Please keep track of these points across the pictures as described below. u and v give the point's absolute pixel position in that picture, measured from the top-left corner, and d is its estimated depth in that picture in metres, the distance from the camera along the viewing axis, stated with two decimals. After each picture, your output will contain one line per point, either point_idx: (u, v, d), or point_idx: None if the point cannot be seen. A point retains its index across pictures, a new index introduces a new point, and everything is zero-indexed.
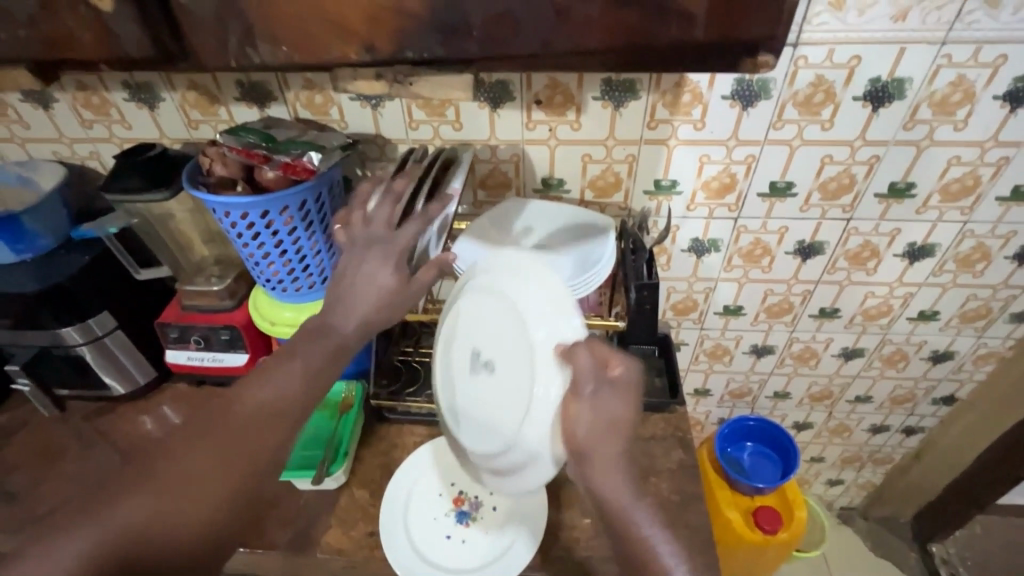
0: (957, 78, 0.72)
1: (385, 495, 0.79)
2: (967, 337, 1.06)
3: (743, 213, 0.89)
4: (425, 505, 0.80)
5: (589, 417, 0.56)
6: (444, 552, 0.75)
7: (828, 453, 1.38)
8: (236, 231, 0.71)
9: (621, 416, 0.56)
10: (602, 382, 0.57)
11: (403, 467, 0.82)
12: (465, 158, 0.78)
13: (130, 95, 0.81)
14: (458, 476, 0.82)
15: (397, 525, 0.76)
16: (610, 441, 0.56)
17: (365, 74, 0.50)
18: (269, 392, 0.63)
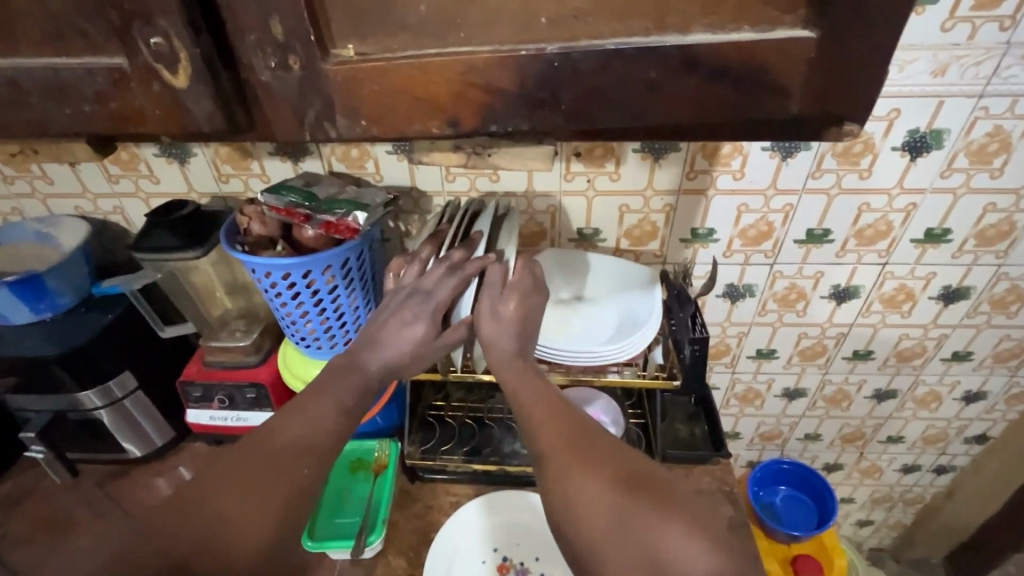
0: (994, 129, 0.73)
1: (427, 566, 0.74)
2: (999, 377, 1.05)
3: (779, 259, 0.88)
4: (467, 574, 0.76)
5: (504, 320, 0.64)
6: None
7: (858, 494, 1.35)
8: (276, 291, 0.69)
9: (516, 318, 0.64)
10: (506, 291, 0.65)
11: (443, 533, 0.77)
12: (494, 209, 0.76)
13: (160, 151, 0.80)
14: (500, 540, 0.78)
15: None
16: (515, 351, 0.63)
17: (443, 146, 0.70)
18: (304, 427, 0.58)
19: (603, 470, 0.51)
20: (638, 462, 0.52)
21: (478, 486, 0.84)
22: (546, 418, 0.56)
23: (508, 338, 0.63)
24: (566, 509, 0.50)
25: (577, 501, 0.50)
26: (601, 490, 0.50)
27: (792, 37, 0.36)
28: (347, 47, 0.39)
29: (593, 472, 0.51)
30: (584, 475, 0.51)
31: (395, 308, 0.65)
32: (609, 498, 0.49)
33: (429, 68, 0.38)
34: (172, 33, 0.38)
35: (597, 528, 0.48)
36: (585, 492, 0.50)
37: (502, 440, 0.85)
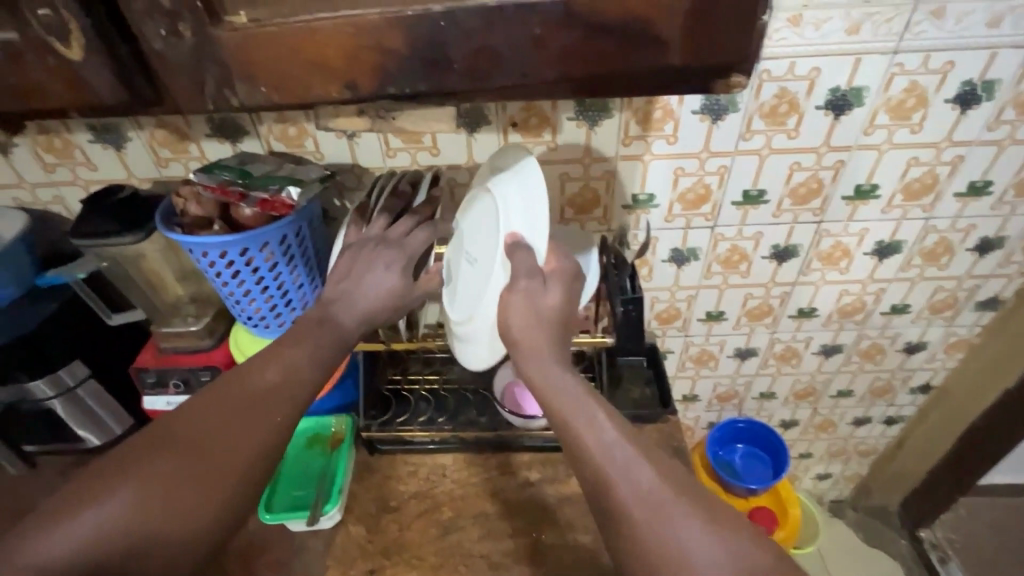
0: (910, 84, 0.76)
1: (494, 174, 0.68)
2: (937, 327, 1.10)
3: (720, 221, 0.91)
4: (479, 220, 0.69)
5: (549, 315, 0.60)
6: (531, 258, 0.61)
7: (816, 449, 1.40)
8: (215, 269, 0.70)
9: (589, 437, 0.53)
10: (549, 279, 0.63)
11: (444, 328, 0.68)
12: (430, 179, 0.75)
13: (95, 137, 0.79)
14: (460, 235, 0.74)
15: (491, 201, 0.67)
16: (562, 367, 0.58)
17: (345, 110, 0.64)
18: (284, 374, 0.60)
19: (710, 546, 0.47)
20: (741, 523, 0.50)
21: (435, 454, 0.87)
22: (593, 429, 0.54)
23: (552, 351, 0.59)
24: (648, 526, 0.49)
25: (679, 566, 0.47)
26: (681, 477, 0.52)
27: None
28: (238, 14, 0.40)
29: (697, 541, 0.48)
30: (634, 472, 0.51)
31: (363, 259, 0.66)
32: (664, 524, 0.48)
33: (318, 31, 0.40)
34: (59, 4, 0.40)
35: (668, 529, 0.48)
36: (688, 560, 0.47)
37: (457, 411, 0.88)
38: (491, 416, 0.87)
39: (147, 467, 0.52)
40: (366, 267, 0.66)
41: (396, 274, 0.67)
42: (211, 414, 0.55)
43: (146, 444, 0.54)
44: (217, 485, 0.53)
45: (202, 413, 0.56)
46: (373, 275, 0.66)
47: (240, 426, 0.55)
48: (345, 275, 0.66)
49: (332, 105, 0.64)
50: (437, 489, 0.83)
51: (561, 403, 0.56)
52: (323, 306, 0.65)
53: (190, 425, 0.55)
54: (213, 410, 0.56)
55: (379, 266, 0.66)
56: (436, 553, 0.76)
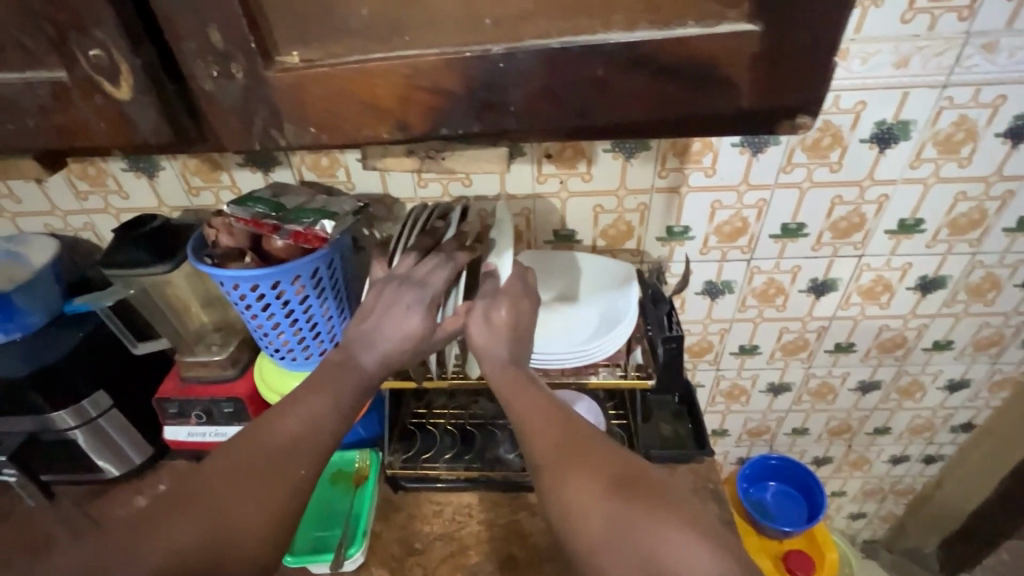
0: (959, 118, 0.73)
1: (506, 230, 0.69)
2: (981, 365, 1.05)
3: (756, 254, 0.88)
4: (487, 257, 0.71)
5: (500, 328, 0.63)
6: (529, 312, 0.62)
7: (850, 487, 1.34)
8: (245, 302, 0.68)
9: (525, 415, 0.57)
10: (500, 295, 0.65)
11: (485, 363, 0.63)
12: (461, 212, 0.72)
13: (128, 165, 0.79)
14: None
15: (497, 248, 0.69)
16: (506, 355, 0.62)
17: (395, 151, 0.63)
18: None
19: (596, 476, 0.50)
20: (636, 463, 0.52)
21: (461, 494, 0.83)
22: (511, 388, 0.60)
23: (502, 343, 0.62)
24: (546, 463, 0.52)
25: (568, 495, 0.50)
26: (583, 425, 0.55)
27: (739, 31, 0.38)
28: (291, 53, 0.41)
29: (584, 471, 0.51)
30: (540, 420, 0.56)
31: (387, 297, 0.63)
32: (559, 460, 0.52)
33: (373, 72, 0.40)
34: (111, 44, 0.40)
35: (560, 463, 0.52)
36: (574, 488, 0.50)
37: (485, 447, 0.85)
38: (520, 453, 0.84)
39: (161, 537, 0.47)
40: (384, 305, 0.63)
41: (419, 316, 0.62)
42: (227, 478, 0.52)
43: (170, 504, 0.50)
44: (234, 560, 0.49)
45: (218, 475, 0.52)
46: (397, 315, 0.62)
47: (258, 490, 0.52)
48: (370, 314, 0.64)
49: (382, 148, 0.63)
50: (463, 531, 0.79)
51: (488, 371, 0.62)
52: (346, 348, 0.63)
53: (208, 490, 0.51)
54: (230, 473, 0.52)
55: (407, 304, 0.63)
56: None
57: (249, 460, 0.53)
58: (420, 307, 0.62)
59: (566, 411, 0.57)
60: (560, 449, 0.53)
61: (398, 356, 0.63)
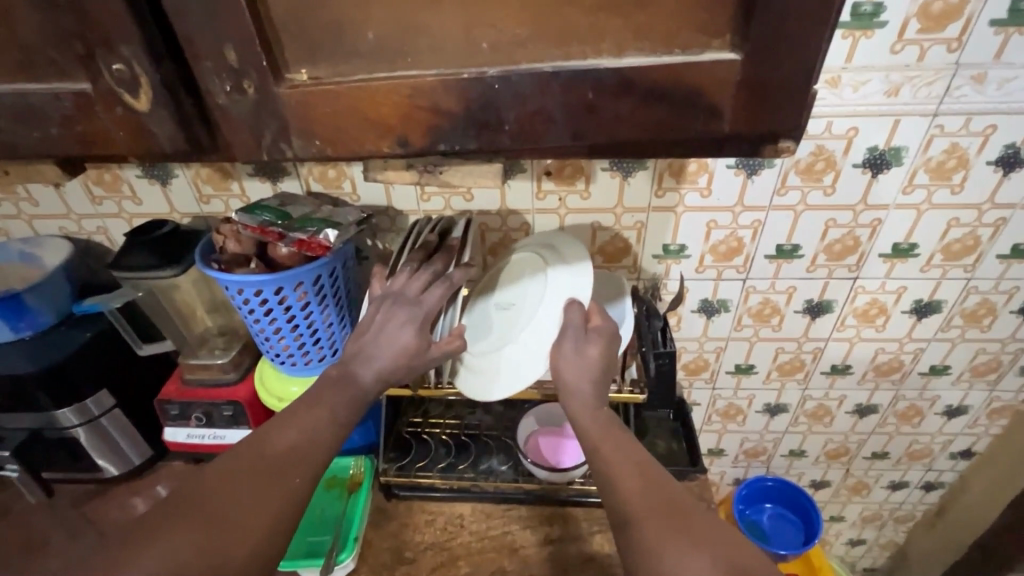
0: (950, 145, 0.75)
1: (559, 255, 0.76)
2: (979, 391, 1.05)
3: (752, 274, 0.89)
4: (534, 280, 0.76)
5: (591, 365, 0.63)
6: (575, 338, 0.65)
7: (848, 512, 1.33)
8: (248, 307, 0.70)
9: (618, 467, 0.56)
10: (591, 334, 0.66)
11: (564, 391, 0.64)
12: (463, 225, 0.75)
13: (143, 172, 0.82)
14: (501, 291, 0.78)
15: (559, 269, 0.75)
16: (597, 402, 0.62)
17: (396, 164, 0.65)
18: (299, 436, 0.59)
19: (708, 557, 0.48)
20: (747, 548, 0.49)
21: (454, 504, 0.84)
22: (606, 441, 0.59)
23: (591, 385, 0.63)
24: (644, 524, 0.51)
25: (677, 571, 0.47)
26: (683, 496, 0.53)
27: (721, 60, 0.41)
28: (300, 72, 0.43)
29: (690, 539, 0.49)
30: (637, 479, 0.55)
31: (385, 318, 0.65)
32: (661, 524, 0.50)
33: (376, 90, 0.43)
34: (132, 59, 0.42)
35: (665, 532, 0.50)
36: (680, 557, 0.48)
37: (478, 457, 0.86)
38: (512, 465, 0.85)
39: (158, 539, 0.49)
40: (384, 322, 0.65)
41: (412, 333, 0.64)
42: (227, 488, 0.53)
43: (169, 509, 0.51)
44: (227, 565, 0.49)
45: (220, 483, 0.53)
46: (392, 332, 0.65)
47: (258, 496, 0.53)
48: (371, 334, 0.66)
49: (383, 161, 0.65)
50: (454, 541, 0.80)
51: (578, 410, 0.63)
52: (344, 364, 0.65)
53: (206, 490, 0.53)
54: (232, 481, 0.54)
55: (404, 315, 0.65)
56: None
57: (250, 469, 0.55)
58: (412, 324, 0.65)
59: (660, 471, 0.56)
60: (663, 510, 0.51)
61: (394, 364, 0.64)
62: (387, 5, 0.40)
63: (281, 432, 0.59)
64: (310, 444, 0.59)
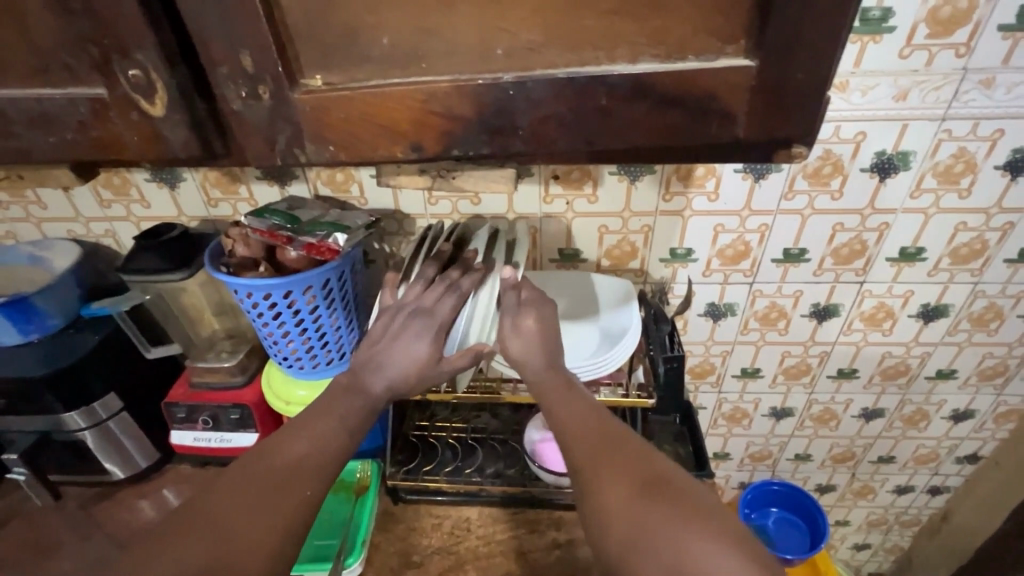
0: (958, 150, 0.75)
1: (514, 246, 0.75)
2: (986, 395, 1.05)
3: (759, 278, 0.89)
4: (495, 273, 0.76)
5: (533, 337, 0.64)
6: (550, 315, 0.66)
7: (854, 516, 1.32)
8: (257, 310, 0.70)
9: (560, 418, 0.59)
10: (524, 305, 0.66)
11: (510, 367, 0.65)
12: (481, 235, 0.75)
13: (151, 176, 0.82)
14: None
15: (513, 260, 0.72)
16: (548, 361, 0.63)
17: (409, 169, 0.66)
18: (309, 440, 0.59)
19: (629, 481, 0.51)
20: (662, 463, 0.53)
21: (460, 508, 0.84)
22: (546, 394, 0.62)
23: (540, 353, 0.63)
24: (580, 465, 0.54)
25: (601, 497, 0.51)
26: (618, 434, 0.56)
27: (735, 65, 0.41)
28: (314, 77, 0.43)
29: (618, 472, 0.52)
30: (574, 424, 0.58)
31: (397, 332, 0.65)
32: (591, 464, 0.53)
33: (390, 95, 0.43)
34: (148, 64, 0.43)
35: (589, 464, 0.54)
36: (610, 491, 0.51)
37: (485, 461, 0.86)
38: (519, 468, 0.85)
39: (174, 551, 0.48)
40: (396, 335, 0.65)
41: (426, 344, 0.64)
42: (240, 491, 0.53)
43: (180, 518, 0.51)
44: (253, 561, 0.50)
45: (231, 490, 0.53)
46: (406, 343, 0.64)
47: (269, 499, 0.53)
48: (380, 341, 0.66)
49: (397, 166, 0.66)
50: (461, 545, 0.79)
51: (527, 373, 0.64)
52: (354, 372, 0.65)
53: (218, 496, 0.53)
54: (244, 484, 0.54)
55: (412, 335, 0.64)
56: None
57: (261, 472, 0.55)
58: (427, 335, 0.64)
59: (598, 412, 0.59)
60: (596, 450, 0.54)
61: (405, 374, 0.64)
62: (402, 11, 0.40)
63: (291, 436, 0.59)
64: (320, 448, 0.59)
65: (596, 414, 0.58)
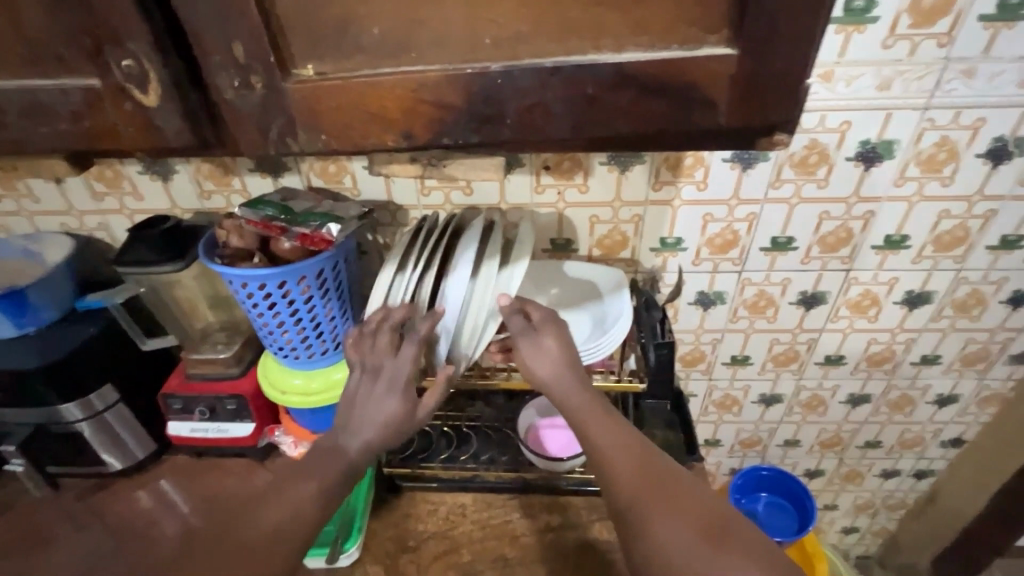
0: (940, 139, 0.77)
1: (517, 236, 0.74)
2: (969, 380, 1.07)
3: (747, 266, 0.91)
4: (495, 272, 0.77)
5: (555, 359, 0.66)
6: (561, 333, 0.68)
7: (842, 500, 1.35)
8: (252, 300, 0.71)
9: (602, 447, 0.61)
10: (540, 327, 0.67)
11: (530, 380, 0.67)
12: (478, 225, 0.73)
13: (143, 168, 0.83)
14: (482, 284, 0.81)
15: (517, 254, 0.71)
16: (582, 389, 0.65)
17: (400, 158, 0.66)
18: None
19: (684, 523, 0.53)
20: (712, 501, 0.56)
21: (455, 494, 0.85)
22: (585, 421, 0.63)
23: (570, 374, 0.65)
24: (631, 501, 0.56)
25: (660, 541, 0.53)
26: (665, 468, 0.58)
27: (717, 55, 0.42)
28: (306, 67, 0.44)
29: (672, 513, 0.54)
30: (621, 458, 0.59)
31: (375, 380, 0.66)
32: (643, 502, 0.56)
33: (381, 85, 0.44)
34: (142, 56, 0.43)
35: (647, 502, 0.56)
36: (666, 532, 0.53)
37: (479, 448, 0.88)
38: (513, 455, 0.87)
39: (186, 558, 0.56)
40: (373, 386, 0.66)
41: (396, 400, 0.65)
42: None
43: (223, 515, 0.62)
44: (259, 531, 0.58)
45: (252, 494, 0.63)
46: (378, 401, 0.66)
47: None
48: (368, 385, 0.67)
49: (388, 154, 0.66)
50: (456, 531, 0.81)
51: (562, 396, 0.65)
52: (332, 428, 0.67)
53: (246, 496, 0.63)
54: None
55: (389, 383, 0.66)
56: None
57: None
58: (395, 390, 0.66)
59: (640, 444, 0.61)
60: (647, 488, 0.56)
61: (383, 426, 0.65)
62: (391, 3, 0.41)
63: None
64: None
65: (640, 447, 0.60)
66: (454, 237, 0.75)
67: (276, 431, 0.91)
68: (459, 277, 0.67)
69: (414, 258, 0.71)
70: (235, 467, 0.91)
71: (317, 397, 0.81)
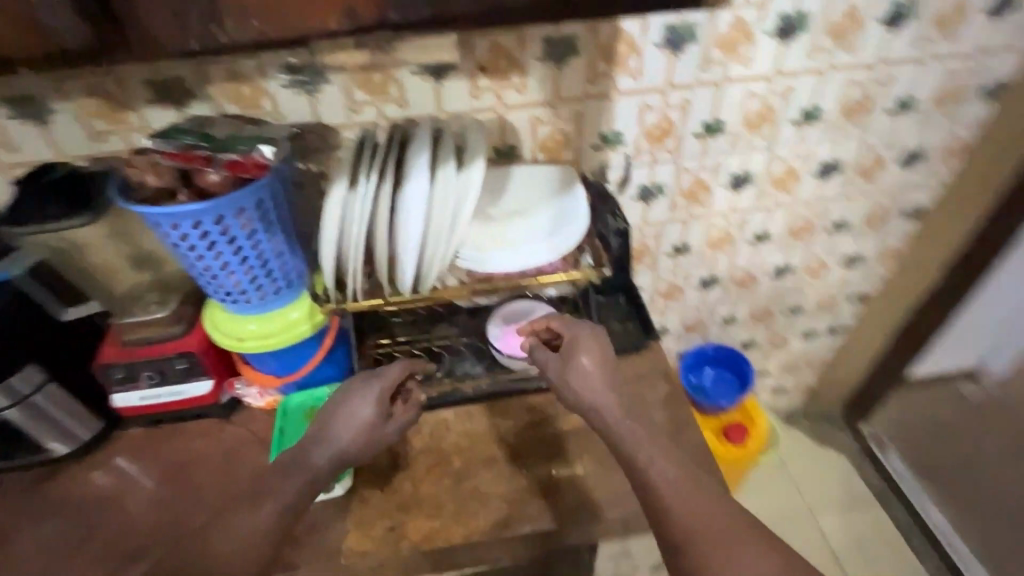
0: (846, 6, 0.81)
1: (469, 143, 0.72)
2: (872, 240, 1.21)
3: (683, 154, 0.95)
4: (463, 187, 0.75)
5: (587, 370, 0.71)
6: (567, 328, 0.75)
7: (772, 365, 1.52)
8: (188, 242, 0.65)
9: (635, 452, 0.65)
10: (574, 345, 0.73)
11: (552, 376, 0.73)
12: (425, 134, 0.71)
13: (14, 111, 0.71)
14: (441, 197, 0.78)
15: (472, 159, 0.69)
16: (611, 402, 0.69)
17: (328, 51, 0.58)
18: None
19: (723, 521, 0.59)
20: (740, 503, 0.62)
21: (436, 411, 0.87)
22: (615, 428, 0.67)
23: (602, 390, 0.70)
24: (672, 503, 0.60)
25: (703, 540, 0.58)
26: (694, 470, 0.64)
27: None
28: None
29: (711, 513, 0.59)
30: (656, 464, 0.64)
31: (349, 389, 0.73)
32: (683, 502, 0.60)
33: None
34: None
35: (674, 499, 0.61)
36: (707, 529, 0.58)
37: (452, 364, 0.90)
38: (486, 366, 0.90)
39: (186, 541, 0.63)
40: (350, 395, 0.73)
41: (370, 409, 0.72)
42: None
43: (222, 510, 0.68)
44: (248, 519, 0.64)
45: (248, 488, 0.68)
46: (351, 406, 0.72)
47: None
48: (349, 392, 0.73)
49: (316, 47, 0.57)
50: (443, 443, 0.83)
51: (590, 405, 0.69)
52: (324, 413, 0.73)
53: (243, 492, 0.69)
54: None
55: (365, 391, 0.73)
56: (453, 500, 0.78)
57: None
58: (371, 400, 0.73)
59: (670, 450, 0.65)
60: (684, 490, 0.61)
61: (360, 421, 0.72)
62: None
63: None
64: None
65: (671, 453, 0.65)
66: (401, 150, 0.72)
67: (237, 383, 0.87)
68: (418, 185, 0.65)
69: (365, 172, 0.67)
70: (199, 427, 0.87)
71: (278, 338, 0.77)
